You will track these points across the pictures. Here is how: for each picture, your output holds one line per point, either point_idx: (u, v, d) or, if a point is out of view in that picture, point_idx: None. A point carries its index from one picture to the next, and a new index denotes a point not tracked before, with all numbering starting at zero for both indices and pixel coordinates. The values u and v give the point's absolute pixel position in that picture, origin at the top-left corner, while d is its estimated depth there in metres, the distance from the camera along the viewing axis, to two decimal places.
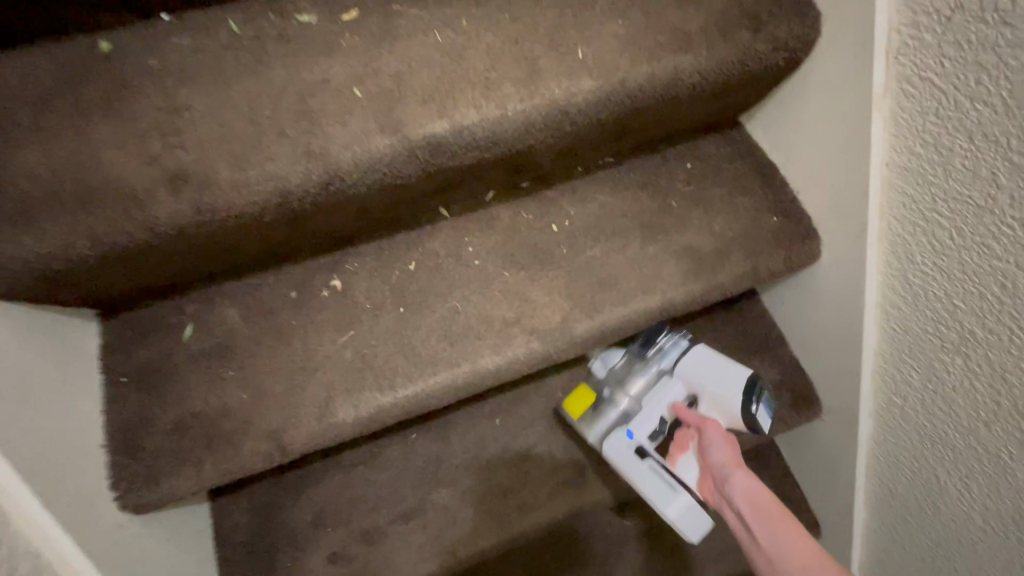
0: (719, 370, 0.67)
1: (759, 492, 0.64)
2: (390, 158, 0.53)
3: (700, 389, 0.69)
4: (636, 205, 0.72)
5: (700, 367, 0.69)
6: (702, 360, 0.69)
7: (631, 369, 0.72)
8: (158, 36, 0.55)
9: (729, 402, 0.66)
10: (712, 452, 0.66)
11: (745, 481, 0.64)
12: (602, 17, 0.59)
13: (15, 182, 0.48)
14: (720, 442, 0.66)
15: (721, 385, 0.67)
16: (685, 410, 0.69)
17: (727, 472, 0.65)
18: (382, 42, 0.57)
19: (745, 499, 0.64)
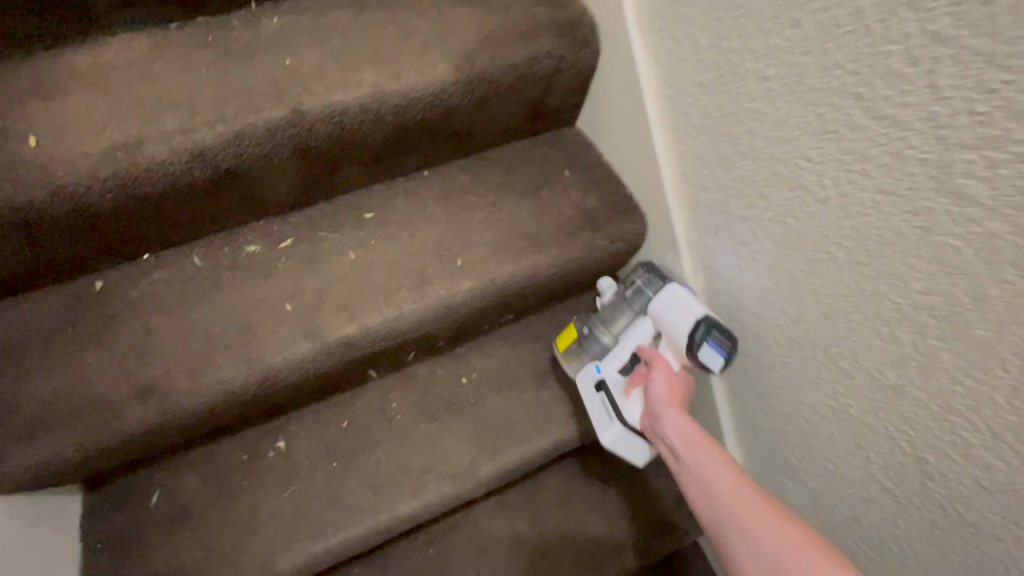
0: (688, 305, 0.68)
1: (690, 428, 0.65)
2: (312, 357, 0.70)
3: (665, 328, 0.70)
4: (531, 356, 0.88)
5: (666, 306, 0.70)
6: (666, 306, 0.70)
7: (614, 311, 0.76)
8: (139, 273, 0.73)
9: (678, 342, 0.68)
10: (652, 387, 0.70)
11: (675, 420, 0.66)
12: (478, 229, 0.78)
13: (26, 405, 0.64)
14: (659, 380, 0.70)
15: (680, 318, 0.68)
16: (647, 348, 0.72)
17: (660, 408, 0.68)
18: (309, 263, 0.75)
19: (676, 433, 0.66)
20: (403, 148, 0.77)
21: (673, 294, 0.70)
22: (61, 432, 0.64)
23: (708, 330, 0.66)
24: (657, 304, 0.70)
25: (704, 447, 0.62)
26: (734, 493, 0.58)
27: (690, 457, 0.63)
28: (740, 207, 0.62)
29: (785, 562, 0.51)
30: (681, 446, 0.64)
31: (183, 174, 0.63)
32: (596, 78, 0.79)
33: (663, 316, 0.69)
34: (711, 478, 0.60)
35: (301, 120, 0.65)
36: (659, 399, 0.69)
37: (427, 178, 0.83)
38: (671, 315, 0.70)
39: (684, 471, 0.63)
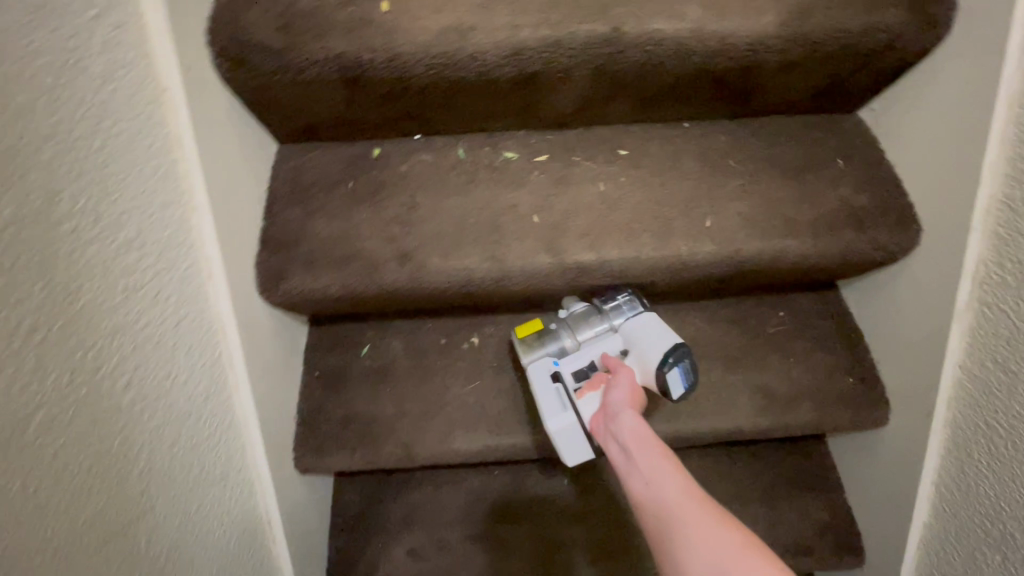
0: (658, 335, 0.72)
1: (644, 430, 0.65)
2: (547, 272, 0.72)
3: (633, 346, 0.73)
4: (726, 338, 0.86)
5: (645, 329, 0.73)
6: (644, 329, 0.73)
7: (587, 320, 0.77)
8: (410, 150, 0.79)
9: (650, 360, 0.71)
10: (615, 390, 0.70)
11: (631, 419, 0.66)
12: (731, 195, 0.75)
13: (308, 237, 0.73)
14: (624, 384, 0.70)
15: (656, 341, 0.71)
16: (612, 358, 0.74)
17: (618, 409, 0.68)
18: (560, 183, 0.77)
19: (630, 434, 0.65)
20: (684, 93, 0.74)
21: (644, 321, 0.74)
22: (332, 270, 0.72)
23: (680, 358, 0.69)
24: (638, 322, 0.74)
25: (655, 451, 0.63)
26: (682, 498, 0.59)
27: (639, 457, 0.63)
28: None
29: (728, 565, 0.53)
30: (630, 443, 0.64)
31: (496, 68, 0.66)
32: (926, 67, 0.70)
33: (637, 334, 0.73)
34: (659, 481, 0.60)
35: (619, 40, 0.65)
36: (619, 402, 0.69)
37: (686, 130, 0.80)
38: (645, 336, 0.73)
39: (627, 467, 0.64)
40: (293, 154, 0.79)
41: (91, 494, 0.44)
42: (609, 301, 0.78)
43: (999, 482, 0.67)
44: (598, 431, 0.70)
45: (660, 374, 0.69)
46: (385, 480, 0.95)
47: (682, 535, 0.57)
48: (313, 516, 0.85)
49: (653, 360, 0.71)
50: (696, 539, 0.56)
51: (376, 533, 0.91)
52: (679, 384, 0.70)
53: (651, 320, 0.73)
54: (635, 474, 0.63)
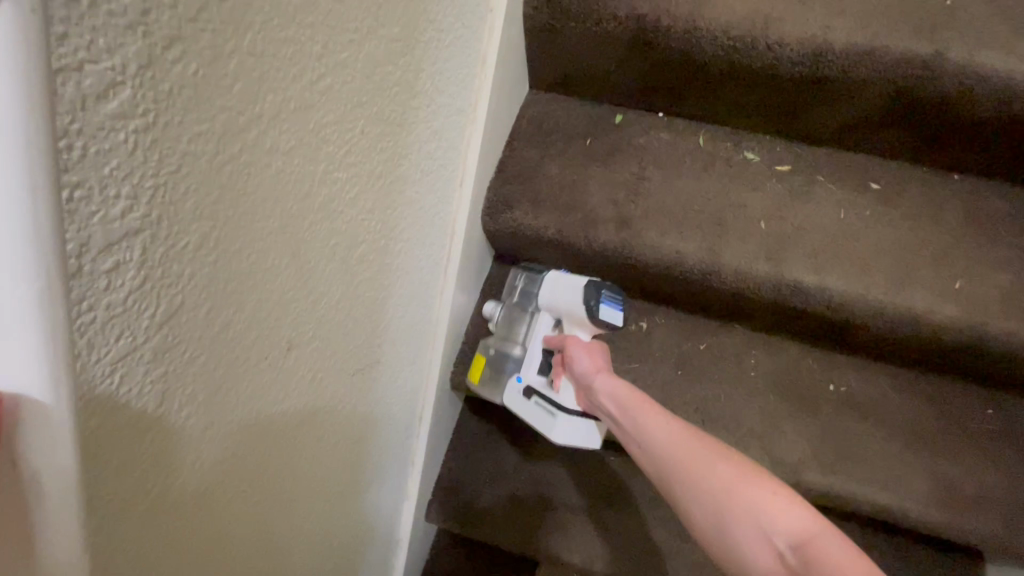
0: (568, 285, 0.69)
1: (620, 389, 0.63)
2: (761, 280, 0.70)
3: (560, 310, 0.70)
4: (915, 414, 0.78)
5: (556, 288, 0.70)
6: (555, 291, 0.70)
7: (511, 319, 0.76)
8: (651, 126, 0.80)
9: (579, 314, 0.67)
10: (576, 362, 0.67)
11: (605, 383, 0.64)
12: (995, 265, 0.68)
13: (539, 179, 0.77)
14: (582, 354, 0.67)
15: (570, 292, 0.68)
16: (552, 337, 0.72)
17: (591, 376, 0.65)
18: (798, 198, 0.74)
19: (611, 400, 0.63)
20: (971, 140, 0.69)
21: (552, 280, 0.71)
22: (553, 214, 0.75)
23: (598, 289, 0.66)
24: (547, 286, 0.72)
25: (640, 407, 0.61)
26: (679, 447, 0.58)
27: (628, 421, 0.61)
28: None
29: (732, 508, 0.53)
30: (617, 411, 0.63)
31: (787, 64, 0.65)
32: None
33: (557, 298, 0.70)
34: (652, 440, 0.59)
35: (935, 66, 0.61)
36: (588, 370, 0.66)
37: (954, 182, 0.73)
38: (561, 292, 0.70)
39: (623, 432, 0.63)
40: (541, 100, 0.83)
41: (363, 334, 0.50)
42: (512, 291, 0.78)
43: None
44: (589, 405, 0.68)
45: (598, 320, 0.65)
46: (507, 424, 1.00)
47: (689, 487, 0.56)
48: (444, 430, 0.91)
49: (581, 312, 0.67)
50: (702, 489, 0.55)
51: (487, 467, 0.96)
52: (616, 309, 0.66)
53: (557, 276, 0.71)
54: (631, 438, 0.62)
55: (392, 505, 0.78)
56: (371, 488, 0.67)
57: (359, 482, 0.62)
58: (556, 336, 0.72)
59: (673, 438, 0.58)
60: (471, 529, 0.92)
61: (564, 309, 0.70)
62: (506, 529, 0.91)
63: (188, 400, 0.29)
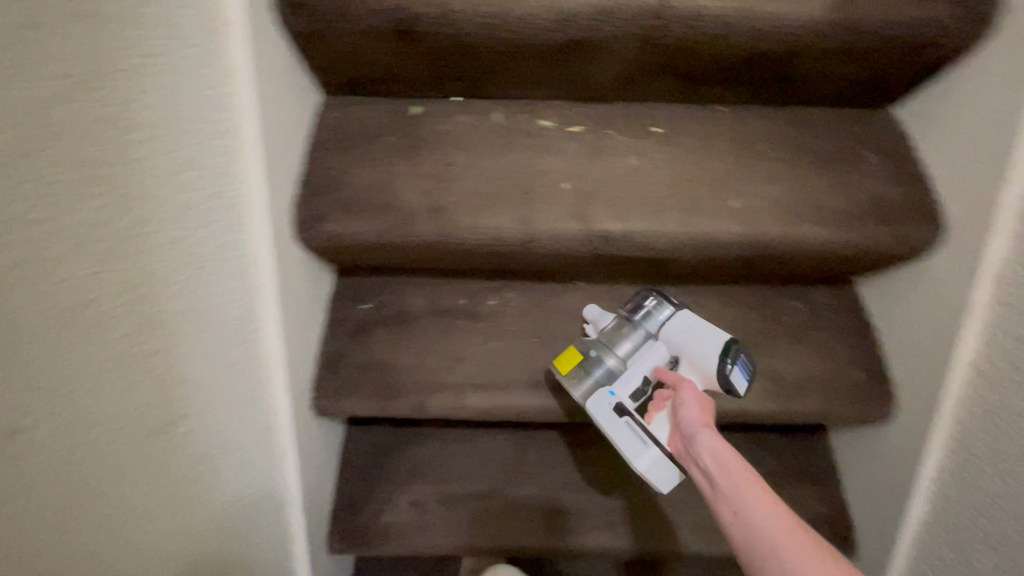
0: (698, 332, 0.73)
1: (723, 450, 0.65)
2: (574, 237, 0.74)
3: (684, 352, 0.74)
4: (741, 323, 0.87)
5: (683, 331, 0.74)
6: (687, 334, 0.73)
7: (620, 332, 0.77)
8: (450, 112, 0.81)
9: (709, 366, 0.71)
10: (683, 410, 0.69)
11: (711, 441, 0.66)
12: (763, 179, 0.76)
13: (346, 186, 0.75)
14: (692, 402, 0.69)
15: (703, 342, 0.72)
16: (664, 370, 0.74)
17: (695, 430, 0.68)
18: (594, 155, 0.78)
19: (710, 457, 0.65)
20: (723, 76, 0.76)
21: (682, 321, 0.75)
22: (368, 218, 0.74)
23: (736, 354, 0.71)
24: (673, 324, 0.75)
25: (745, 480, 0.62)
26: (772, 524, 0.60)
27: (725, 483, 0.63)
28: None
29: None
30: (715, 469, 0.64)
31: (544, 32, 0.68)
32: (968, 65, 0.71)
33: (688, 342, 0.73)
34: (755, 513, 0.60)
35: (667, 15, 0.66)
36: (692, 420, 0.68)
37: (721, 114, 0.81)
38: (691, 338, 0.73)
39: (716, 494, 0.64)
40: (337, 105, 0.81)
41: None
42: (637, 309, 0.78)
43: (1004, 479, 0.68)
44: (679, 452, 0.70)
45: (730, 383, 0.70)
46: (395, 433, 0.98)
47: (774, 559, 0.58)
48: (323, 459, 0.88)
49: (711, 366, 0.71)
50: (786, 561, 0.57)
51: (382, 481, 0.94)
52: (745, 375, 0.71)
53: (682, 317, 0.75)
54: (720, 497, 0.63)
55: None
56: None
57: None
58: (669, 372, 0.74)
59: (779, 519, 0.60)
60: (377, 547, 0.90)
61: (701, 359, 0.72)
62: (413, 536, 0.91)
63: None
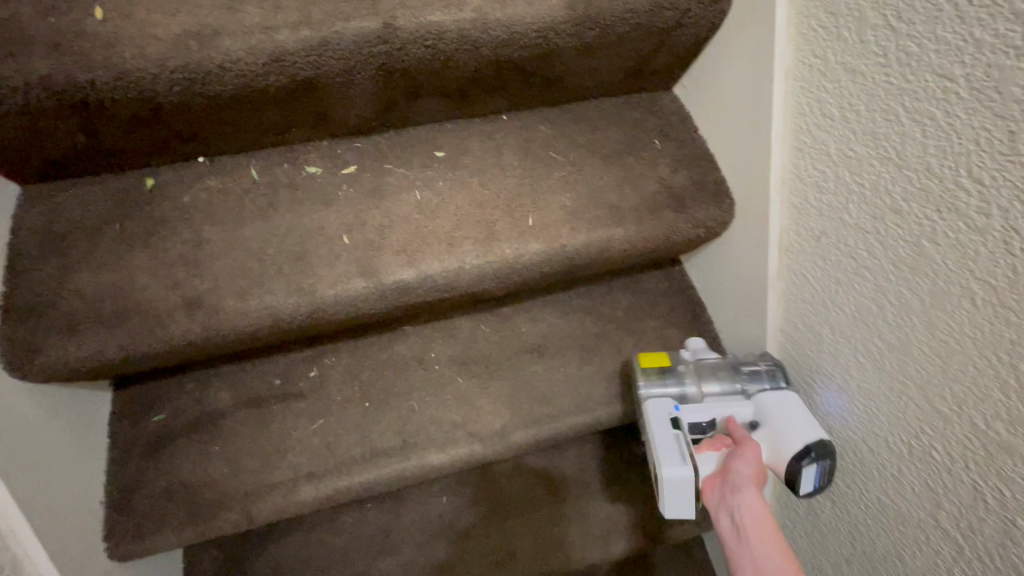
0: (801, 419, 0.63)
1: (767, 517, 0.58)
2: (365, 296, 0.66)
3: (767, 422, 0.66)
4: (579, 329, 0.85)
5: (782, 407, 0.65)
6: (783, 407, 0.65)
7: (713, 371, 0.71)
8: (194, 178, 0.69)
9: (785, 445, 0.62)
10: (740, 463, 0.62)
11: (755, 501, 0.59)
12: (554, 188, 0.73)
13: (68, 297, 0.61)
14: (752, 458, 0.62)
15: (801, 424, 0.63)
16: (736, 424, 0.67)
17: (743, 485, 0.60)
18: (372, 197, 0.70)
19: (751, 517, 0.58)
20: (488, 87, 0.70)
21: (794, 403, 0.65)
22: (104, 331, 0.61)
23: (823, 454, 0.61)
24: (775, 400, 0.66)
25: (777, 545, 0.56)
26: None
27: (756, 544, 0.56)
28: (868, 223, 0.56)
29: None
30: (750, 526, 0.57)
31: (257, 77, 0.57)
32: (718, 41, 0.70)
33: (781, 415, 0.64)
34: None
35: (392, 38, 0.58)
36: (744, 476, 0.61)
37: (505, 124, 0.76)
38: (785, 416, 0.64)
39: (742, 555, 0.57)
40: (44, 196, 0.66)
41: None
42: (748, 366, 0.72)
43: None
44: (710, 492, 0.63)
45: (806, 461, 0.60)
46: (246, 538, 0.87)
47: None
48: None
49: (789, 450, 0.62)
50: None
51: None
52: (818, 479, 0.62)
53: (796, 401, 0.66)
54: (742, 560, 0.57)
55: None
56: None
57: None
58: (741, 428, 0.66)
59: None
60: None
61: (784, 430, 0.63)
62: None
63: None
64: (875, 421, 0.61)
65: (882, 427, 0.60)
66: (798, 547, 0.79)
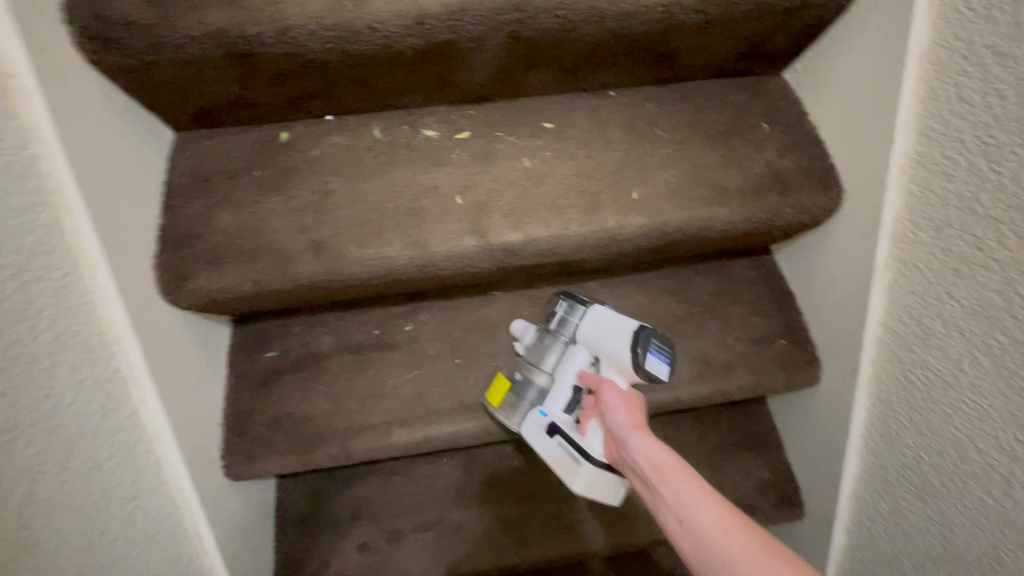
0: (615, 324, 0.67)
1: (656, 451, 0.60)
2: (473, 254, 0.69)
3: (602, 350, 0.67)
4: (664, 309, 0.85)
5: (601, 328, 0.67)
6: (603, 327, 0.67)
7: (542, 345, 0.74)
8: (322, 133, 0.74)
9: (622, 359, 0.65)
10: (611, 417, 0.64)
11: (640, 444, 0.61)
12: (659, 164, 0.74)
13: (213, 234, 0.68)
14: (616, 404, 0.64)
15: (615, 336, 0.66)
16: (590, 375, 0.69)
17: (625, 435, 0.62)
18: (483, 162, 0.73)
19: (646, 460, 0.60)
20: (603, 61, 0.72)
21: (597, 317, 0.68)
22: (243, 266, 0.67)
23: (647, 339, 0.64)
24: (587, 321, 0.69)
25: (677, 480, 0.58)
26: (712, 524, 0.56)
27: (662, 486, 0.59)
28: (1000, 213, 0.55)
29: None
30: (652, 473, 0.59)
31: (398, 39, 0.61)
32: (844, 24, 0.69)
33: (608, 334, 0.66)
34: (694, 521, 0.56)
35: (526, 7, 0.61)
36: (620, 425, 0.63)
37: (612, 99, 0.77)
38: (608, 332, 0.67)
39: (656, 498, 0.60)
40: (193, 142, 0.72)
41: None
42: (554, 319, 0.74)
43: (919, 433, 0.69)
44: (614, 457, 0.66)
45: (642, 351, 0.63)
46: (331, 476, 0.93)
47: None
48: (250, 524, 0.81)
49: (625, 359, 0.64)
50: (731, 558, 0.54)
51: (322, 531, 0.89)
52: (664, 359, 0.64)
53: (604, 313, 0.68)
54: (661, 503, 0.59)
55: None
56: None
57: None
58: (592, 374, 0.69)
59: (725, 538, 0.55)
60: None
61: (612, 348, 0.66)
62: None
63: None
64: (985, 417, 0.60)
65: (992, 423, 0.59)
66: (880, 541, 0.79)
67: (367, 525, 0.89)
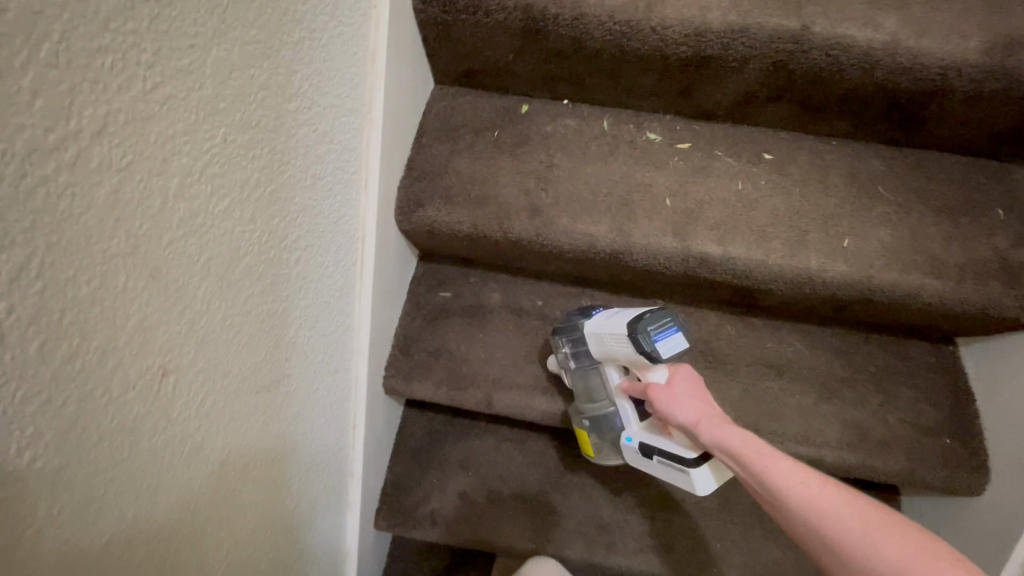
0: (611, 334, 0.65)
1: (728, 432, 0.56)
2: (670, 254, 0.73)
3: (620, 359, 0.67)
4: (826, 365, 0.83)
5: (605, 340, 0.67)
6: (603, 339, 0.67)
7: (579, 386, 0.76)
8: (557, 113, 0.81)
9: (638, 359, 0.62)
10: (670, 410, 0.60)
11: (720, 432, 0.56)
12: (876, 221, 0.73)
13: (449, 174, 0.77)
14: (667, 401, 0.61)
15: (619, 341, 0.64)
16: (628, 383, 0.69)
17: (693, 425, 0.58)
18: (699, 174, 0.77)
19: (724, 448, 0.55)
20: (845, 109, 0.73)
21: (594, 334, 0.69)
22: (467, 208, 0.75)
23: (639, 324, 0.60)
24: (588, 343, 0.71)
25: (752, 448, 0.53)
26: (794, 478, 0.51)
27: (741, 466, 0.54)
28: None
29: None
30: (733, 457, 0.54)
31: (673, 45, 0.68)
32: None
33: (615, 346, 0.65)
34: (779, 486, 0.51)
35: (804, 39, 0.65)
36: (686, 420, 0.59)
37: (837, 148, 0.78)
38: (614, 342, 0.65)
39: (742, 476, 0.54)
40: (447, 95, 0.83)
41: (259, 353, 0.49)
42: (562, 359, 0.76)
43: None
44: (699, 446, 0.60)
45: (652, 346, 0.59)
46: (449, 422, 1.00)
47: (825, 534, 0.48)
48: (382, 436, 0.89)
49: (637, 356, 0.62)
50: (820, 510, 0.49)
51: (430, 467, 0.96)
52: (665, 333, 0.60)
53: (596, 327, 0.68)
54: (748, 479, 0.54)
55: (333, 520, 0.77)
56: (303, 502, 0.66)
57: (286, 505, 0.61)
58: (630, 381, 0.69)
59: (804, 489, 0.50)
60: (420, 530, 0.91)
61: (627, 358, 0.64)
62: (456, 526, 0.91)
63: (33, 435, 0.27)
64: None
65: None
66: None
67: (471, 477, 0.94)
